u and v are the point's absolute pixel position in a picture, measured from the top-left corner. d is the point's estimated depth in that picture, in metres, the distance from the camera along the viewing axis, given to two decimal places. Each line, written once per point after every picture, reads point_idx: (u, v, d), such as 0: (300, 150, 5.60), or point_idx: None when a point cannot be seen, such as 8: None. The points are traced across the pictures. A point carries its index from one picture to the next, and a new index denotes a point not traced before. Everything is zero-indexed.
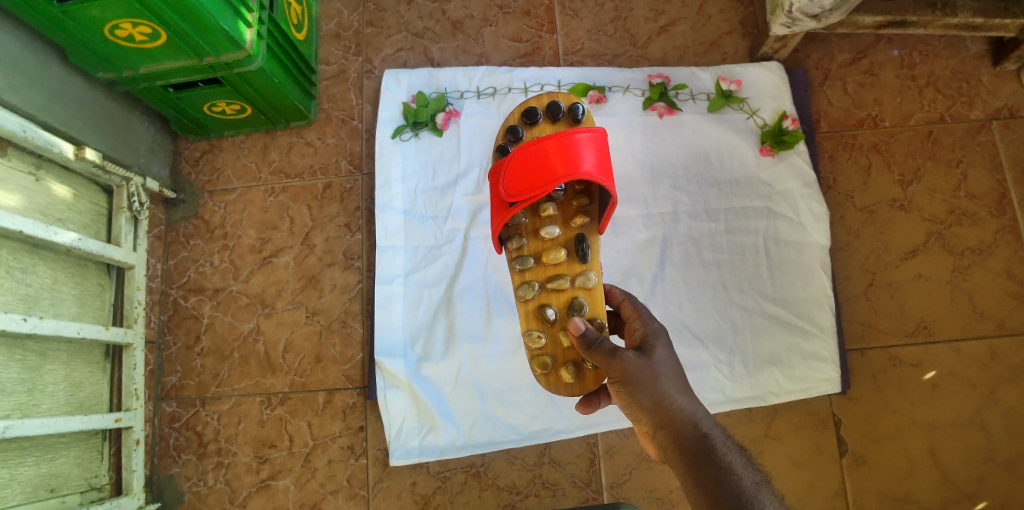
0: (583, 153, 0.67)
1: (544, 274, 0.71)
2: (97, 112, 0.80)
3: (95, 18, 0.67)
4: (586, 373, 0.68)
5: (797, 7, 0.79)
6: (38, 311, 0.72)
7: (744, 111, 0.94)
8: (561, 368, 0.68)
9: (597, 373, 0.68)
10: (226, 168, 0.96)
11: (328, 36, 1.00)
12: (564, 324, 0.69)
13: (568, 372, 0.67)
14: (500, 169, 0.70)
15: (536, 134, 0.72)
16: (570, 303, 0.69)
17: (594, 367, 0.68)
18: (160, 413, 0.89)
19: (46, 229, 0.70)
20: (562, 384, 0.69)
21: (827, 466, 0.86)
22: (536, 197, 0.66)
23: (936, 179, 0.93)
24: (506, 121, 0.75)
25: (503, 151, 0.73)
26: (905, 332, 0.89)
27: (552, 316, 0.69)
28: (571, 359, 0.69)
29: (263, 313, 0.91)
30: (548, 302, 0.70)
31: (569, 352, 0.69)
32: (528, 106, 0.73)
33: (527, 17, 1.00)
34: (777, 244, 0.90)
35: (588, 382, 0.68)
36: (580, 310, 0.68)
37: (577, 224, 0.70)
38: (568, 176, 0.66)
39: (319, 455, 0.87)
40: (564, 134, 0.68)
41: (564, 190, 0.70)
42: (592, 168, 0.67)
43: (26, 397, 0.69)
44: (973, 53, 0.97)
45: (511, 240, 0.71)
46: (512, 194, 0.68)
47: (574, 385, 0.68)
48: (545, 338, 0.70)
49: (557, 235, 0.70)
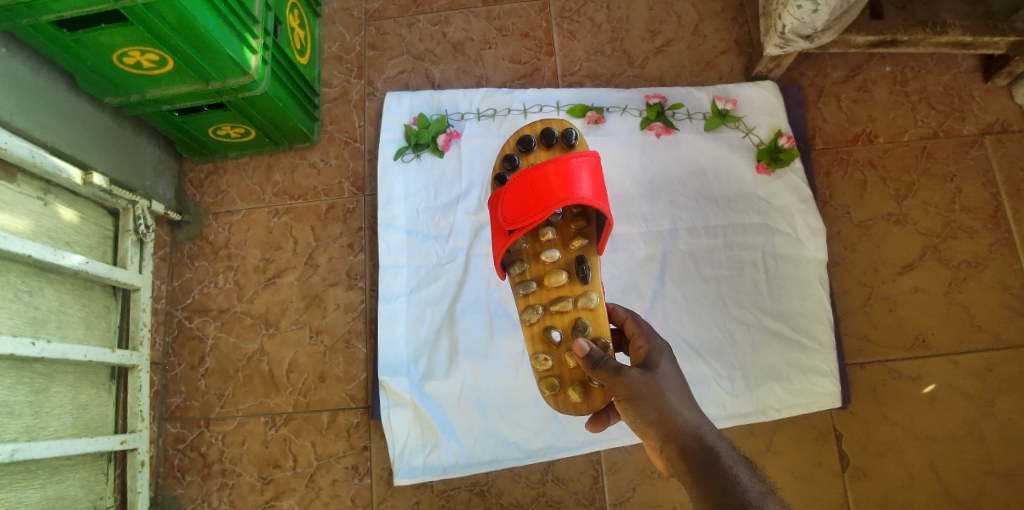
0: (579, 177, 0.69)
1: (547, 296, 0.72)
2: (105, 136, 0.81)
3: (105, 45, 0.68)
4: (593, 391, 0.69)
5: (791, 28, 0.80)
6: (45, 333, 0.73)
7: (740, 129, 0.95)
8: (569, 388, 0.69)
9: (605, 390, 0.68)
10: (231, 190, 0.97)
11: (331, 58, 1.02)
12: (569, 345, 0.70)
13: (576, 392, 0.68)
14: (499, 198, 0.72)
15: (532, 161, 0.74)
16: (574, 324, 0.70)
17: (601, 385, 0.68)
18: (165, 433, 0.89)
19: (55, 253, 0.71)
20: (571, 404, 0.70)
21: (828, 480, 0.87)
22: (535, 222, 0.67)
23: (930, 193, 0.95)
24: (502, 149, 0.77)
25: (501, 180, 0.74)
26: (903, 346, 0.90)
27: (558, 339, 0.70)
28: (578, 379, 0.70)
29: (268, 333, 0.92)
30: (552, 325, 0.71)
31: (576, 372, 0.70)
32: (523, 134, 0.75)
33: (526, 39, 1.02)
34: (774, 259, 0.91)
35: (596, 401, 0.69)
36: (582, 329, 0.69)
37: (575, 245, 0.71)
38: (565, 201, 0.67)
39: (323, 474, 0.87)
40: (560, 159, 0.69)
41: (562, 214, 0.72)
42: (588, 192, 0.68)
43: (33, 419, 0.69)
44: (964, 69, 0.98)
45: (513, 265, 0.72)
46: (510, 222, 0.69)
47: (582, 404, 0.69)
48: (552, 360, 0.71)
49: (558, 258, 0.71)
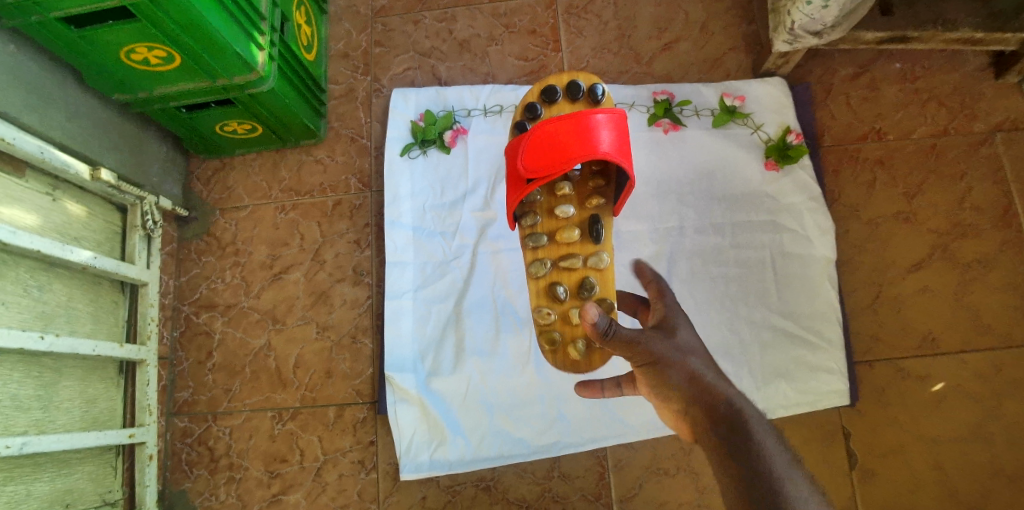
0: (600, 134, 0.73)
1: (557, 252, 0.79)
2: (112, 132, 0.81)
3: (113, 42, 0.69)
4: (592, 352, 0.79)
5: (799, 24, 0.80)
6: (54, 328, 0.73)
7: (748, 126, 0.95)
8: (569, 344, 0.79)
9: (602, 353, 0.79)
10: (237, 186, 0.97)
11: (337, 55, 1.02)
12: (575, 301, 0.78)
13: (576, 350, 0.79)
14: (519, 145, 0.76)
15: (555, 112, 0.79)
16: (582, 282, 0.78)
17: (602, 347, 0.79)
18: (172, 428, 0.90)
19: (63, 248, 0.72)
20: (568, 360, 0.80)
21: (834, 479, 0.87)
22: (554, 174, 0.72)
23: (940, 192, 0.94)
24: (525, 98, 0.81)
25: (522, 127, 0.79)
26: (911, 346, 0.90)
27: (563, 294, 0.78)
28: (579, 336, 0.79)
29: (274, 329, 0.93)
30: (560, 280, 0.78)
31: (577, 329, 0.79)
32: (549, 84, 0.79)
33: (533, 36, 1.02)
34: (782, 258, 0.91)
35: (592, 361, 0.80)
36: (591, 288, 0.77)
37: (591, 205, 0.78)
38: (585, 156, 0.72)
39: (329, 470, 0.88)
40: (585, 114, 0.74)
41: (581, 172, 0.78)
42: (608, 148, 0.73)
43: (42, 413, 0.70)
44: (974, 67, 0.97)
45: (527, 217, 0.78)
46: (528, 171, 0.73)
47: (580, 361, 0.80)
48: (554, 315, 0.79)
49: (572, 215, 0.78)
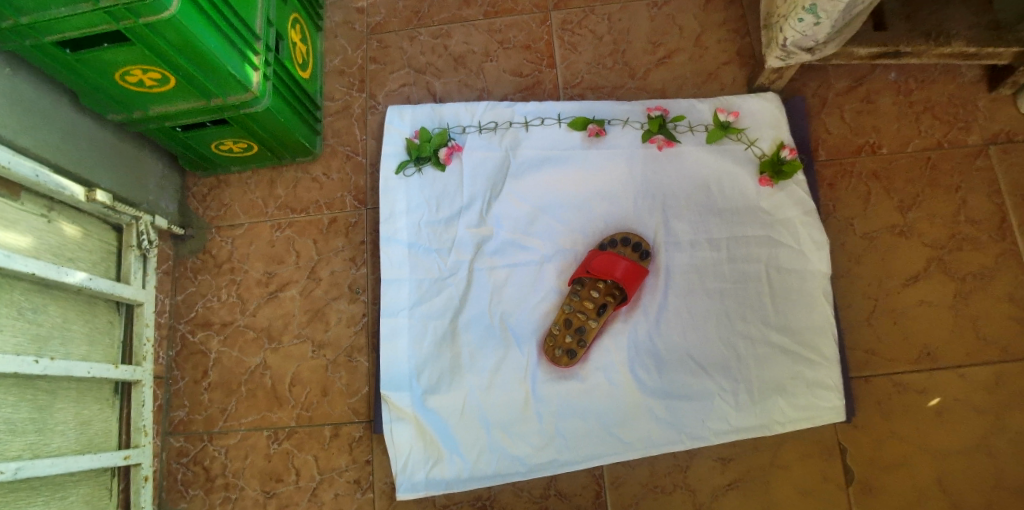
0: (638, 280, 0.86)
1: (579, 305, 0.88)
2: (109, 152, 0.82)
3: (109, 64, 0.69)
4: (564, 355, 0.86)
5: (792, 41, 0.80)
6: (49, 351, 0.73)
7: (742, 142, 0.94)
8: (556, 345, 0.87)
9: (568, 362, 0.86)
10: (234, 203, 0.98)
11: (333, 72, 1.02)
12: (569, 329, 0.87)
13: (555, 351, 0.87)
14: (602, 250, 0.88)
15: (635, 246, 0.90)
16: (581, 327, 0.87)
17: (570, 358, 0.86)
18: (168, 447, 0.90)
19: (57, 270, 0.72)
20: (548, 350, 0.87)
21: (834, 495, 0.86)
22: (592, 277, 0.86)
23: (936, 205, 0.94)
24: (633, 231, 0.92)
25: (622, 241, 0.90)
26: (909, 359, 0.90)
27: (567, 323, 0.87)
28: (565, 345, 0.87)
29: (270, 348, 0.92)
30: (570, 316, 0.88)
31: (567, 340, 0.87)
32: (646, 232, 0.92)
33: (528, 51, 1.02)
34: (778, 273, 0.91)
35: (558, 360, 0.87)
36: (589, 332, 0.87)
37: (608, 295, 0.87)
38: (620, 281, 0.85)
39: (325, 489, 0.87)
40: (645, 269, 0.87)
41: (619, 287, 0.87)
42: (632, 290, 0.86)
43: (36, 436, 0.69)
44: (969, 78, 0.97)
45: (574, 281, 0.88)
46: (593, 269, 0.86)
47: (552, 354, 0.87)
48: (557, 328, 0.88)
49: (599, 295, 0.88)
